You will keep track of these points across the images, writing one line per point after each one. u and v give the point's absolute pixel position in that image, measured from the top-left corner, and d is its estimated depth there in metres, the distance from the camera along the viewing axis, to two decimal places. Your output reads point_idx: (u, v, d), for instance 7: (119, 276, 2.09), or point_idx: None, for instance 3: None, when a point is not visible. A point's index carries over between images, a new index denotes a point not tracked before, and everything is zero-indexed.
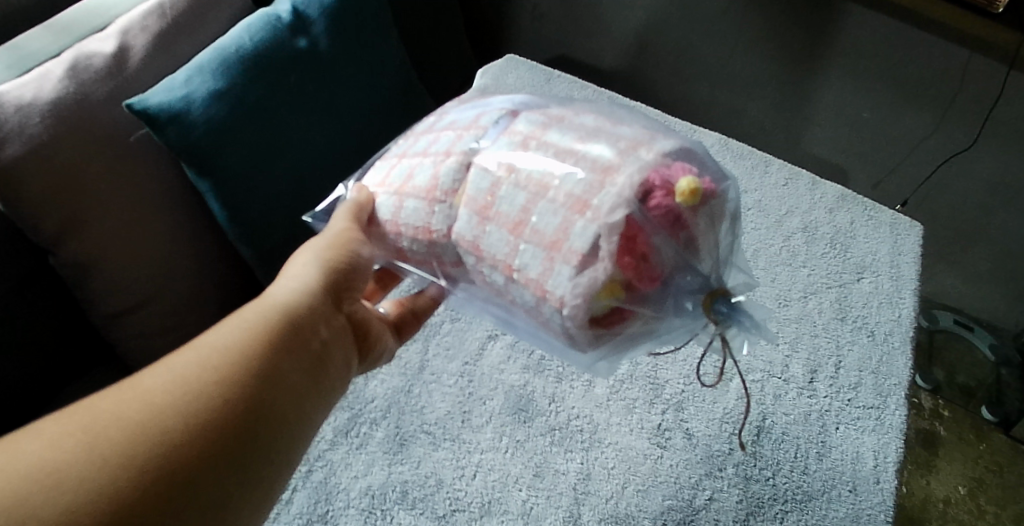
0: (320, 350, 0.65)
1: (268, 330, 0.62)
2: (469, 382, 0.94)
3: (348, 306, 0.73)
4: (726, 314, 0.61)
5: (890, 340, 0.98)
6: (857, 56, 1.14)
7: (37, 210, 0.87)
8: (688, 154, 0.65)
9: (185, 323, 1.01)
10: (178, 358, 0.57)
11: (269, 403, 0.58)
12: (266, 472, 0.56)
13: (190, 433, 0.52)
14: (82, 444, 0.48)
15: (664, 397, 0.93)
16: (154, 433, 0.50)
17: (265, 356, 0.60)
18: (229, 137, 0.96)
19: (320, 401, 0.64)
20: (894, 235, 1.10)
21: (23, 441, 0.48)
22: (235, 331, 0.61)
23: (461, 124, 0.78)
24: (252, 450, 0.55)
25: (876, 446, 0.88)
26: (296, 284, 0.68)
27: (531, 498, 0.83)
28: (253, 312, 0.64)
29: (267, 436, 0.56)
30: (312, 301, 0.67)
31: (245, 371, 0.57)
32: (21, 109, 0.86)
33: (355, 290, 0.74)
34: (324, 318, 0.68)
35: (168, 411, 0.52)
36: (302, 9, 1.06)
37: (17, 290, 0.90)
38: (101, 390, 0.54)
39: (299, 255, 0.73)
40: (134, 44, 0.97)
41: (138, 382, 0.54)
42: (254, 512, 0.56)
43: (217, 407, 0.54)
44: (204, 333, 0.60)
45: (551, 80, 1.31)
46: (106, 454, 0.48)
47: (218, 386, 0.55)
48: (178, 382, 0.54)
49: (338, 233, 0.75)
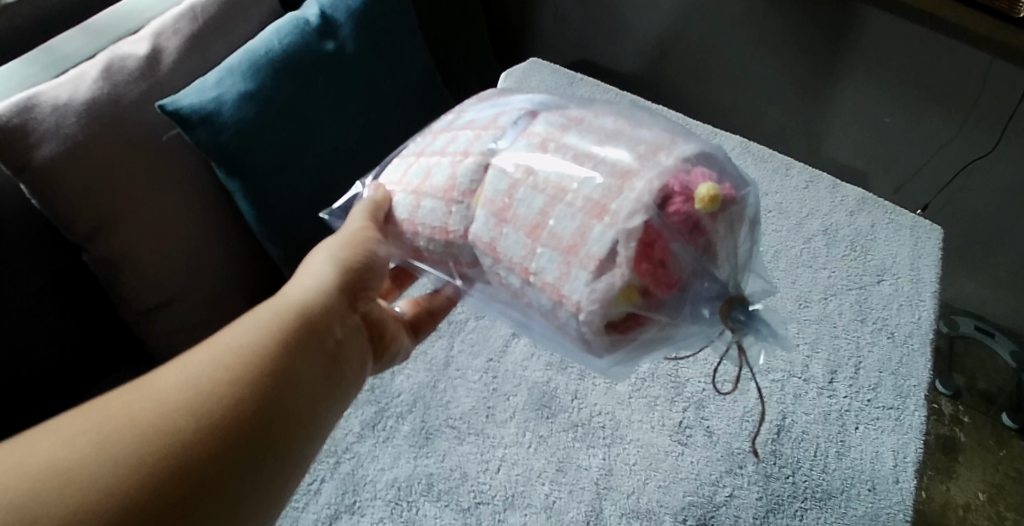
0: (334, 350, 0.67)
1: (281, 329, 0.64)
2: (493, 378, 0.96)
3: (364, 305, 0.75)
4: (744, 322, 0.62)
5: (910, 342, 0.98)
6: (877, 60, 1.15)
7: (72, 209, 0.89)
8: (708, 159, 0.66)
9: (214, 318, 1.03)
10: (193, 357, 0.59)
11: (281, 401, 0.59)
12: (280, 469, 0.58)
13: (202, 433, 0.53)
14: (95, 442, 0.50)
15: (685, 395, 0.94)
16: (167, 432, 0.52)
17: (277, 355, 0.61)
18: (258, 137, 0.98)
19: (335, 399, 0.66)
20: (915, 237, 1.10)
21: (39, 439, 0.50)
22: (247, 330, 0.63)
23: (480, 124, 0.80)
24: (266, 446, 0.57)
25: (896, 446, 0.89)
26: (310, 283, 0.70)
27: (554, 492, 0.85)
28: (267, 311, 0.66)
29: (281, 433, 0.58)
30: (326, 300, 0.69)
31: (258, 370, 0.59)
32: (57, 109, 0.89)
33: (370, 289, 0.76)
34: (338, 317, 0.70)
35: (180, 411, 0.54)
36: (329, 12, 1.08)
37: (52, 285, 0.92)
38: (118, 388, 0.56)
39: (315, 254, 0.75)
40: (167, 46, 1.00)
41: (153, 381, 0.56)
42: (269, 508, 0.57)
43: (229, 406, 0.56)
44: (217, 333, 0.62)
45: (573, 82, 1.33)
46: (118, 454, 0.50)
47: (231, 385, 0.57)
48: (192, 382, 0.56)
49: (355, 231, 0.77)
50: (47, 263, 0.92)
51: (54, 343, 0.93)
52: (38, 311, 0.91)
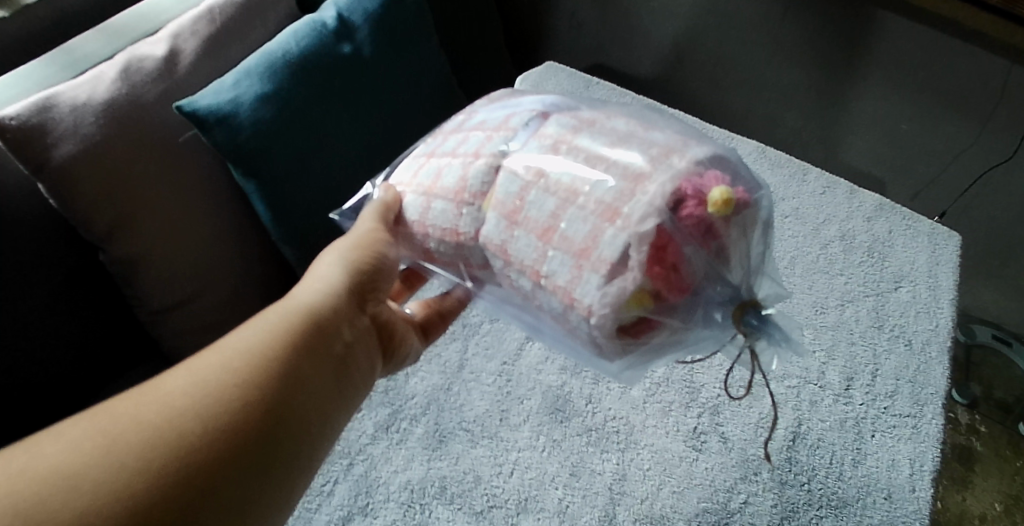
0: (342, 353, 0.67)
1: (289, 333, 0.64)
2: (507, 381, 0.96)
3: (372, 307, 0.75)
4: (756, 327, 0.62)
5: (928, 349, 0.97)
6: (896, 66, 1.15)
7: (89, 209, 0.90)
8: (721, 162, 0.66)
9: (229, 319, 1.03)
10: (201, 360, 0.59)
11: (290, 404, 0.59)
12: (289, 473, 0.58)
13: (208, 438, 0.54)
14: (100, 447, 0.50)
15: (700, 401, 0.94)
16: (173, 437, 0.52)
17: (286, 358, 0.62)
18: (273, 138, 0.99)
19: (343, 401, 0.66)
20: (933, 244, 1.09)
21: (46, 443, 0.50)
22: (256, 333, 0.63)
23: (491, 125, 0.80)
24: (274, 450, 0.57)
25: (913, 454, 0.88)
26: (319, 286, 0.70)
27: (568, 496, 0.85)
28: (276, 314, 0.66)
29: (289, 436, 0.58)
30: (334, 302, 0.69)
31: (265, 374, 0.59)
32: (76, 109, 0.89)
33: (379, 291, 0.76)
34: (347, 319, 0.70)
35: (187, 415, 0.54)
36: (346, 15, 1.09)
37: (68, 284, 0.93)
38: (126, 391, 0.56)
39: (325, 256, 0.75)
40: (185, 47, 1.00)
41: (160, 385, 0.56)
42: (277, 511, 0.58)
43: (237, 411, 0.56)
44: (225, 335, 0.63)
45: (590, 86, 1.33)
46: (124, 459, 0.50)
47: (238, 390, 0.57)
48: (200, 385, 0.56)
49: (364, 233, 0.77)
50: (63, 263, 0.92)
51: (69, 340, 0.94)
52: (54, 310, 0.91)
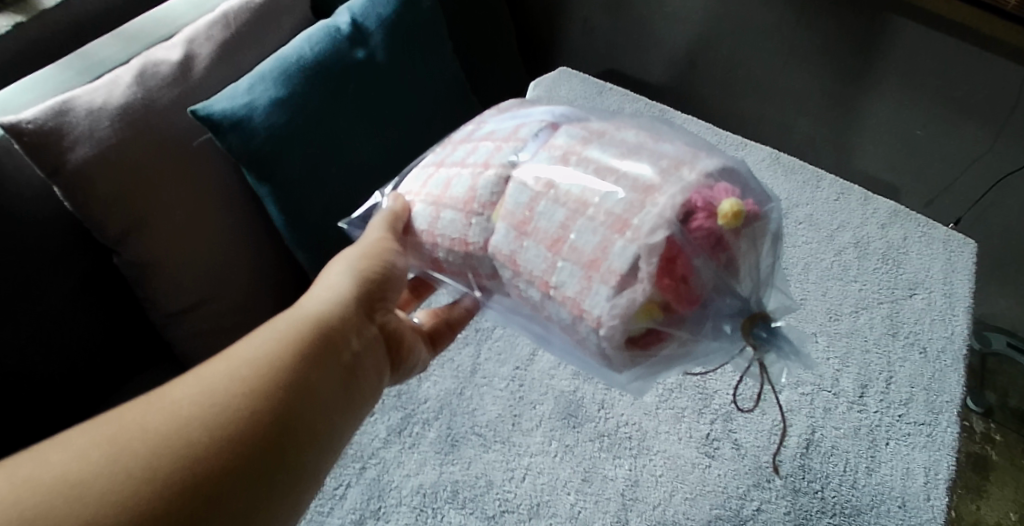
0: (351, 362, 0.67)
1: (297, 342, 0.64)
2: (519, 386, 0.96)
3: (381, 316, 0.75)
4: (765, 339, 0.62)
5: (942, 358, 0.97)
6: (910, 74, 1.15)
7: (105, 212, 0.91)
8: (732, 173, 0.66)
9: (242, 322, 1.04)
10: (209, 369, 0.59)
11: (298, 413, 0.59)
12: (294, 482, 0.58)
13: (214, 445, 0.54)
14: (106, 456, 0.50)
15: (712, 407, 0.93)
16: (180, 446, 0.53)
17: (294, 367, 0.62)
18: (287, 144, 0.99)
19: (352, 411, 0.67)
20: (947, 252, 1.09)
21: (51, 450, 0.51)
22: (264, 341, 0.63)
23: (500, 135, 0.80)
24: (280, 459, 0.57)
25: (928, 462, 0.87)
26: (327, 295, 0.71)
27: (579, 502, 0.84)
28: (284, 322, 0.66)
29: (296, 445, 0.58)
30: (343, 311, 0.69)
31: (273, 383, 0.60)
32: (92, 113, 0.90)
33: (387, 300, 0.76)
34: (356, 328, 0.70)
35: (195, 424, 0.54)
36: (360, 21, 1.09)
37: (81, 287, 0.93)
38: (133, 399, 0.56)
39: (334, 264, 0.76)
40: (200, 52, 1.01)
41: (168, 393, 0.57)
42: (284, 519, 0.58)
43: (244, 419, 0.56)
44: (233, 344, 0.63)
45: (602, 92, 1.33)
46: (129, 466, 0.50)
47: (246, 398, 0.58)
48: (208, 393, 0.57)
49: (373, 243, 0.77)
50: (77, 266, 0.93)
51: (82, 344, 0.94)
52: (68, 313, 0.92)
